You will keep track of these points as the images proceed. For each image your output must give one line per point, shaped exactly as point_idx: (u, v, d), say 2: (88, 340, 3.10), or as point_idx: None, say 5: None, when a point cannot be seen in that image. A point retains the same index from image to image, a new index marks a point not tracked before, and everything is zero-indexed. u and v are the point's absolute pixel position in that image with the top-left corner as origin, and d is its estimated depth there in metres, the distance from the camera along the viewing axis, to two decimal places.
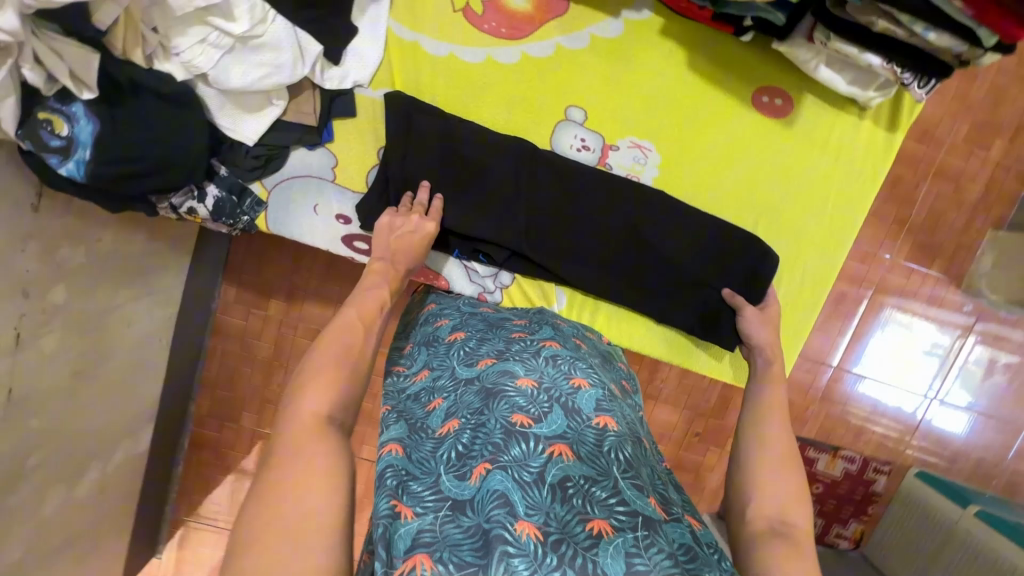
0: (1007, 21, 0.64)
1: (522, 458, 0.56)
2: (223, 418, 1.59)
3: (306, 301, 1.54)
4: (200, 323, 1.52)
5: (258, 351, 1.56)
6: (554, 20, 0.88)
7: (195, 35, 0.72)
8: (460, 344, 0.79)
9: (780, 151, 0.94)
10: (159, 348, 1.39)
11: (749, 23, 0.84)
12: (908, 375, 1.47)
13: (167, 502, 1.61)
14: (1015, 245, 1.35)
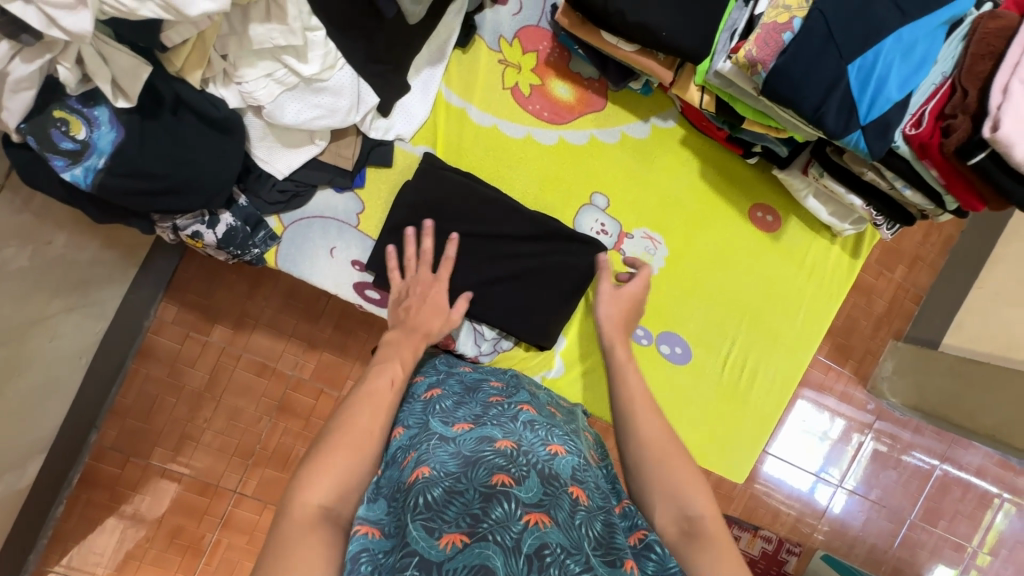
0: (967, 194, 0.78)
1: (503, 520, 0.51)
2: (129, 453, 1.34)
3: (256, 331, 1.39)
4: (129, 344, 1.32)
5: (188, 381, 1.37)
6: (592, 113, 0.96)
7: (262, 69, 0.70)
8: (434, 402, 0.72)
9: (768, 259, 1.06)
10: (78, 367, 1.18)
11: (757, 149, 0.97)
12: (818, 463, 1.62)
13: (30, 550, 1.27)
14: (909, 355, 1.58)
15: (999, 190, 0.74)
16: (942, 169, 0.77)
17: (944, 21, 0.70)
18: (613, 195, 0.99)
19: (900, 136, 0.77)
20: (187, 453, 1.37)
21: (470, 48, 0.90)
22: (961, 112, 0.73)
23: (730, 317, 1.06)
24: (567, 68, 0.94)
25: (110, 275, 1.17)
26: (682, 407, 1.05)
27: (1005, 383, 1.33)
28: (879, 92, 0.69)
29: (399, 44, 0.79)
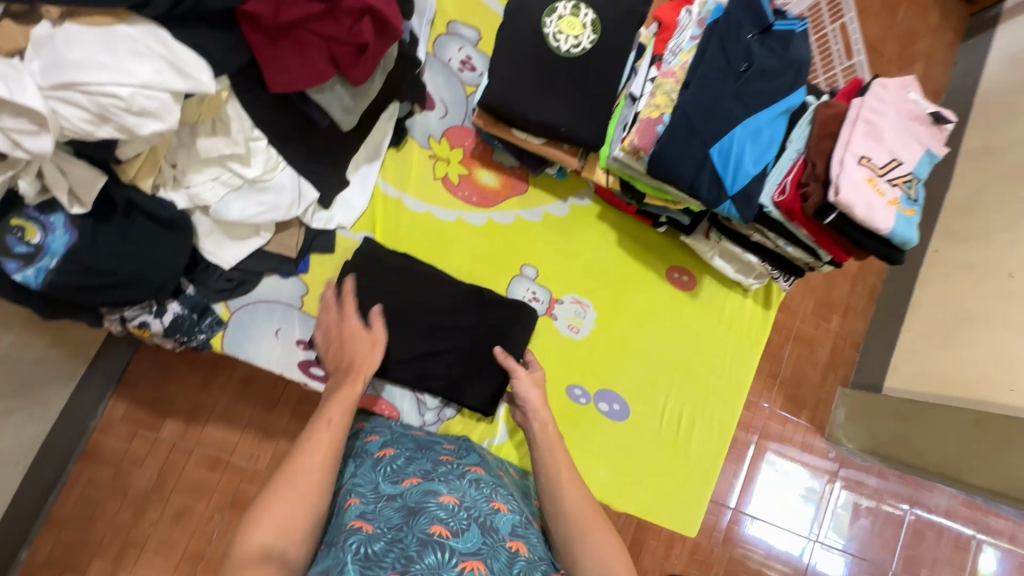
0: (835, 248, 0.91)
1: (435, 567, 0.54)
2: (66, 567, 1.26)
3: (209, 423, 1.37)
4: (73, 445, 1.29)
5: (134, 482, 1.32)
6: (516, 196, 1.08)
7: (208, 174, 0.79)
8: (385, 462, 0.75)
9: (690, 315, 1.16)
10: (14, 474, 1.15)
11: (663, 219, 1.10)
12: (794, 519, 1.63)
13: None
14: (858, 400, 1.67)
15: (854, 242, 0.87)
16: (808, 227, 0.90)
17: (783, 111, 0.86)
18: (541, 266, 1.09)
19: (770, 201, 0.90)
20: (129, 564, 1.29)
21: (403, 147, 1.03)
22: (812, 179, 0.87)
23: (665, 373, 1.14)
24: (491, 159, 1.07)
25: (57, 375, 1.17)
26: (629, 464, 1.09)
27: (942, 419, 1.42)
28: (738, 168, 0.83)
29: (336, 147, 0.90)
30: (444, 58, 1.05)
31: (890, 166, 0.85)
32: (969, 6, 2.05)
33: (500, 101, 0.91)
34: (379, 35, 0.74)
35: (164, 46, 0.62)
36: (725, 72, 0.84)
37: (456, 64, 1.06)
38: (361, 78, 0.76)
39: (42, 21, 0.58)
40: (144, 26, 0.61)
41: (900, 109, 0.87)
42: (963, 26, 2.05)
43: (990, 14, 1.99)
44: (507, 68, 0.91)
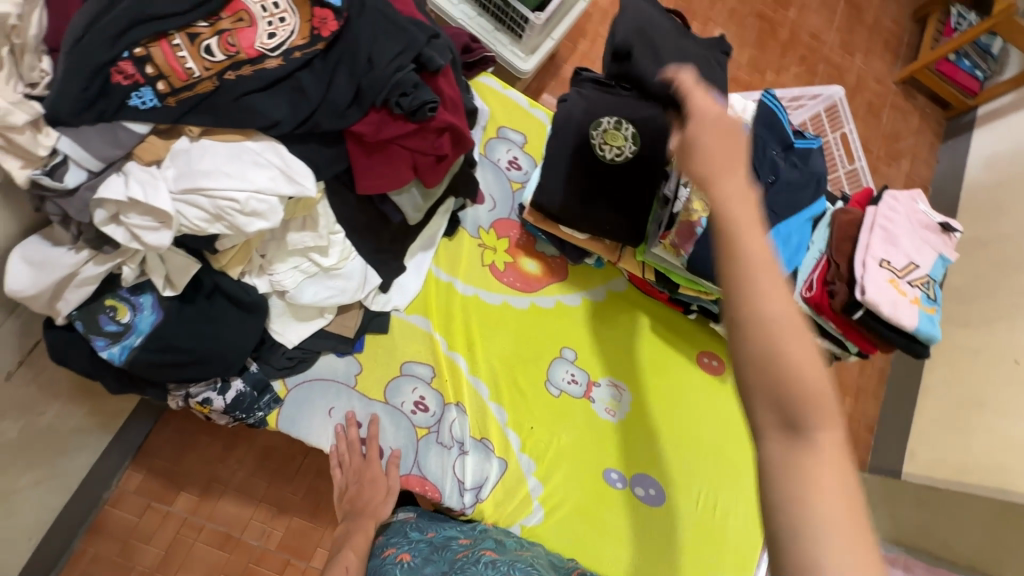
0: (862, 340, 0.97)
1: None
2: None
3: (224, 497, 1.35)
4: (83, 517, 1.26)
5: (140, 559, 1.28)
6: (558, 281, 1.16)
7: (291, 263, 0.86)
8: (400, 565, 0.76)
9: (721, 401, 1.19)
10: (25, 549, 1.12)
11: (694, 307, 1.17)
12: None
13: None
14: (876, 484, 1.68)
15: (882, 338, 0.93)
16: (837, 322, 0.96)
17: (808, 218, 0.95)
18: (579, 350, 1.14)
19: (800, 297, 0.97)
20: None
21: (454, 235, 1.12)
22: (838, 280, 0.95)
23: (690, 456, 1.14)
24: (534, 248, 1.16)
25: (86, 444, 1.17)
26: (664, 556, 1.06)
27: (957, 506, 1.42)
28: None
29: (400, 237, 0.98)
30: (493, 157, 1.17)
31: (908, 270, 0.93)
32: (943, 111, 2.27)
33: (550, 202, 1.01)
34: (453, 146, 0.84)
35: (279, 157, 0.71)
36: (754, 181, 0.93)
37: (504, 163, 1.18)
38: (435, 181, 0.85)
39: (182, 137, 0.68)
40: (263, 141, 0.70)
41: (912, 218, 0.96)
42: (939, 129, 2.26)
43: (963, 119, 2.19)
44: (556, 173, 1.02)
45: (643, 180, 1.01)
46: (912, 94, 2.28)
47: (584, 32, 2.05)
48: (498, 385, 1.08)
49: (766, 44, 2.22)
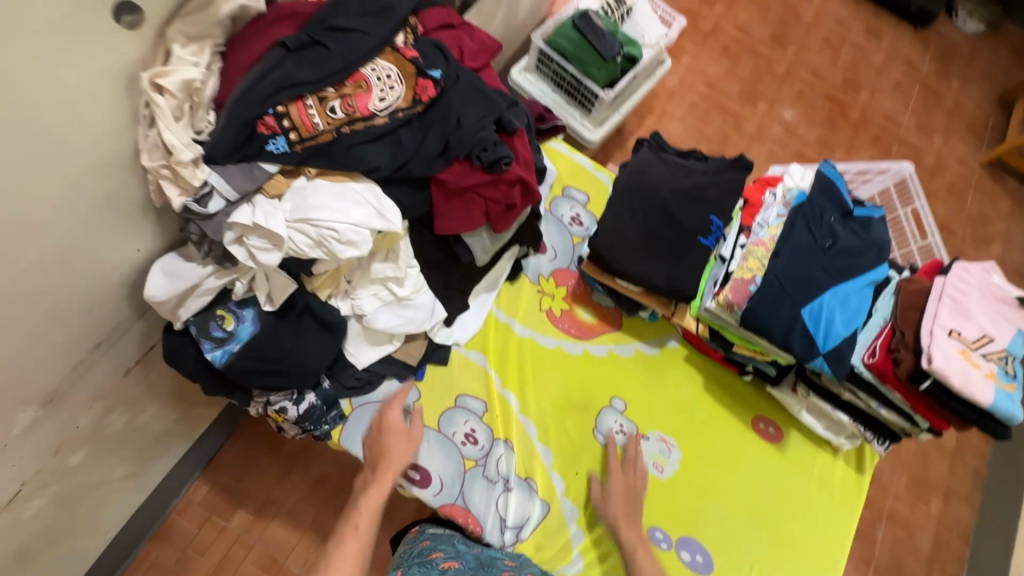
0: (932, 414, 0.92)
1: None
2: None
3: (276, 519, 1.42)
4: (153, 519, 1.36)
5: (194, 568, 1.36)
6: (611, 331, 1.20)
7: (371, 290, 0.97)
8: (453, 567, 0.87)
9: (777, 471, 1.14)
10: (103, 539, 1.23)
11: (749, 368, 1.15)
12: None
13: None
14: None
15: (953, 413, 0.89)
16: (903, 393, 0.92)
17: (868, 282, 0.95)
18: (630, 402, 1.15)
19: (861, 362, 0.95)
20: None
21: (516, 281, 1.20)
22: (902, 346, 0.92)
23: (740, 524, 1.10)
24: (590, 299, 1.21)
25: (170, 448, 1.30)
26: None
27: None
28: (829, 329, 0.90)
29: (466, 278, 1.08)
30: (557, 213, 1.27)
31: (981, 341, 0.89)
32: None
33: (613, 241, 1.03)
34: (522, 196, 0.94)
35: (376, 198, 0.83)
36: (809, 241, 0.96)
37: (566, 219, 1.27)
38: (503, 227, 0.95)
39: (301, 177, 0.83)
40: (365, 184, 0.83)
41: (984, 289, 0.94)
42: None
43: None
44: (623, 213, 1.05)
45: (704, 228, 1.04)
46: (1000, 176, 2.23)
47: (651, 109, 2.20)
48: (548, 428, 1.11)
49: (836, 122, 2.26)
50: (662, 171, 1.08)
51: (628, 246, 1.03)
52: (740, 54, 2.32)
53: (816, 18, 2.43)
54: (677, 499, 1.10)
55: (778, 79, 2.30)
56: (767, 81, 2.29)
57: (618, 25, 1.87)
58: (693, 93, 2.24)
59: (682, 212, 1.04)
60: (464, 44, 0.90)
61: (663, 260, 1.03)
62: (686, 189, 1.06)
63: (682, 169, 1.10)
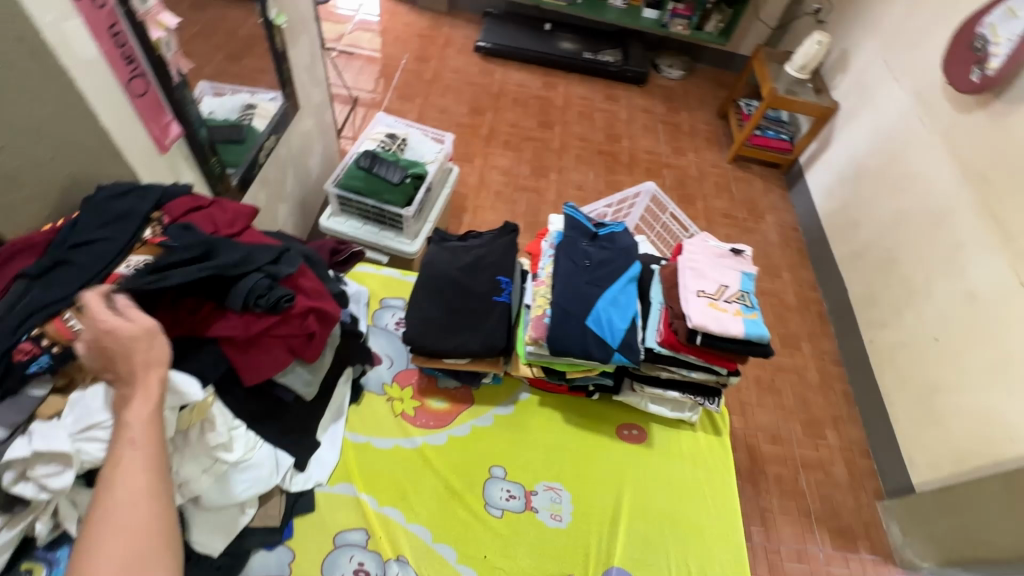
0: (720, 359, 1.11)
1: None
2: None
3: None
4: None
5: None
6: (467, 406, 1.27)
7: (197, 466, 0.89)
8: None
9: (656, 466, 1.24)
10: None
11: (592, 388, 1.28)
12: None
13: None
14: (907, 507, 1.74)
15: (729, 351, 1.07)
16: (693, 352, 1.10)
17: (628, 280, 1.15)
18: (508, 465, 1.20)
19: (655, 342, 1.12)
20: None
21: (361, 400, 1.24)
22: (674, 318, 1.11)
23: (646, 530, 1.15)
24: (436, 386, 1.29)
25: None
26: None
27: (978, 497, 1.52)
28: (612, 328, 1.07)
29: (305, 416, 1.09)
30: (382, 324, 1.37)
31: (721, 291, 1.11)
32: (778, 170, 2.83)
33: (424, 328, 1.15)
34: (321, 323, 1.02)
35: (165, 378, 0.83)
36: (572, 267, 1.15)
37: (392, 326, 1.37)
38: (314, 355, 1.01)
39: (79, 389, 0.82)
40: None
41: (709, 253, 1.18)
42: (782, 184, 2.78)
43: (794, 169, 2.76)
44: (425, 301, 1.18)
45: (495, 288, 1.20)
46: (746, 165, 2.83)
47: (465, 208, 2.45)
48: (440, 525, 1.10)
49: (614, 169, 2.71)
50: (445, 258, 1.25)
51: (438, 326, 1.15)
52: (520, 143, 2.73)
53: (566, 101, 3.00)
54: (583, 535, 1.13)
55: (557, 152, 2.73)
56: (549, 156, 2.71)
57: (399, 155, 2.12)
58: (495, 184, 2.55)
59: (473, 283, 1.20)
60: (217, 218, 0.99)
61: (470, 328, 1.16)
62: (469, 264, 1.23)
63: (462, 250, 1.28)
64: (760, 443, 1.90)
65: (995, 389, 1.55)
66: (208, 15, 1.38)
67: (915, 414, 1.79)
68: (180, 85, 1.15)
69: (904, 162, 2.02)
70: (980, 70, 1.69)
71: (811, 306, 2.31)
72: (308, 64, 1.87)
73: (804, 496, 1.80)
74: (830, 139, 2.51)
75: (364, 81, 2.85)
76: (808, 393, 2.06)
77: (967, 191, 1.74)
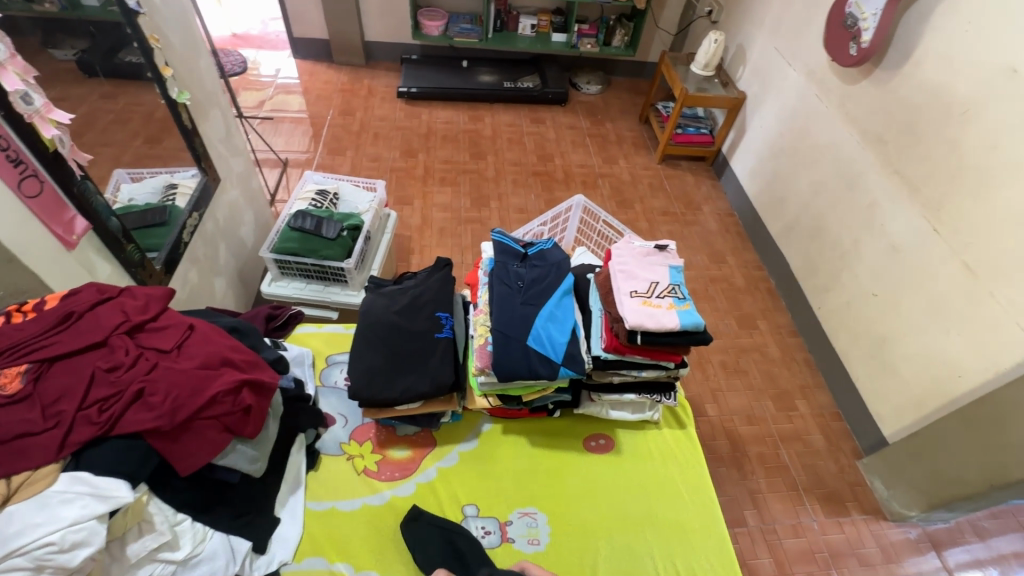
0: (664, 354, 1.13)
1: None
2: None
3: None
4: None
5: None
6: (430, 449, 1.24)
7: (142, 574, 0.87)
8: None
9: (628, 471, 1.24)
10: None
11: (552, 405, 1.27)
12: None
13: None
14: (881, 461, 1.79)
15: (670, 345, 1.10)
16: (638, 351, 1.12)
17: (563, 293, 1.17)
18: (478, 501, 1.17)
19: (600, 349, 1.13)
20: None
21: (319, 465, 1.19)
22: (613, 322, 1.12)
23: (628, 537, 1.14)
24: (397, 436, 1.25)
25: None
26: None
27: (941, 443, 1.58)
28: (553, 343, 1.08)
29: (259, 494, 1.04)
30: (331, 382, 1.33)
31: (652, 288, 1.14)
32: (705, 162, 2.97)
33: (369, 379, 1.12)
34: (258, 394, 0.99)
35: (86, 483, 0.79)
36: (506, 290, 1.16)
37: (342, 382, 1.34)
38: (255, 430, 0.97)
39: None
40: (64, 477, 0.78)
41: (635, 253, 1.22)
42: (711, 175, 2.91)
43: (719, 159, 2.89)
44: (367, 351, 1.16)
45: (435, 325, 1.20)
46: (674, 163, 2.95)
47: (412, 250, 2.43)
48: None
49: (552, 187, 2.77)
50: (381, 303, 1.24)
51: (384, 374, 1.13)
52: (457, 178, 2.76)
53: (495, 130, 3.07)
54: (565, 558, 1.10)
55: (493, 180, 2.78)
56: (487, 186, 2.74)
57: (332, 210, 2.09)
58: (438, 221, 2.55)
59: (413, 324, 1.19)
60: (127, 306, 0.95)
61: (415, 369, 1.14)
62: (406, 305, 1.22)
63: (398, 294, 1.27)
64: (737, 426, 1.92)
65: (934, 331, 1.63)
66: (119, 105, 1.42)
67: (871, 368, 1.86)
68: (81, 180, 1.12)
69: (812, 137, 2.15)
70: (855, 44, 1.84)
71: (759, 284, 2.39)
72: (225, 135, 1.85)
73: (789, 469, 1.83)
74: (744, 125, 2.65)
75: (291, 143, 2.84)
76: (773, 368, 2.11)
77: (870, 154, 1.86)
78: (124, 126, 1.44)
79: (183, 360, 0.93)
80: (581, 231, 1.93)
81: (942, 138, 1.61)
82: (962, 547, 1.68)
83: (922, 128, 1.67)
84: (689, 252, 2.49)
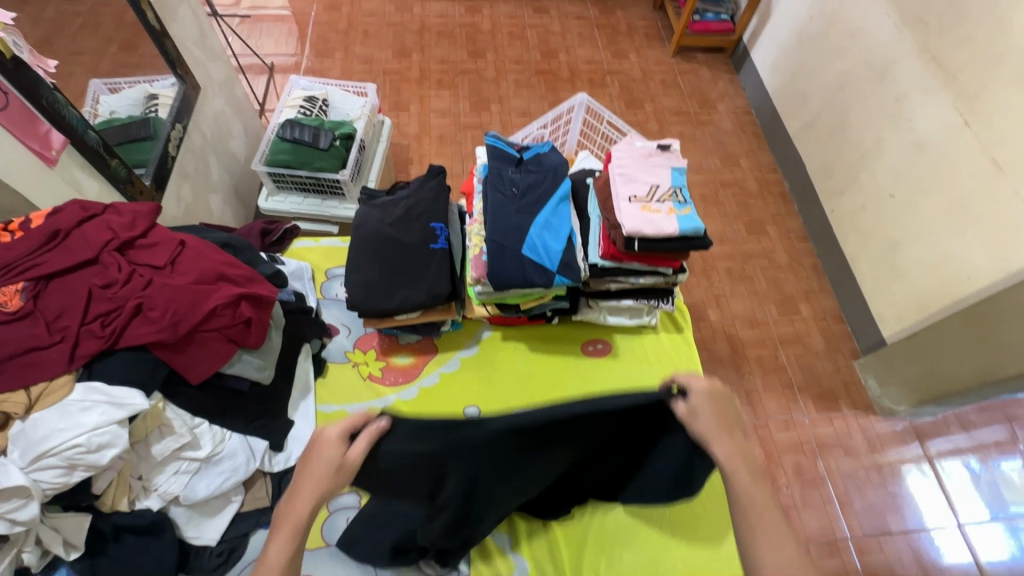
0: (663, 260, 1.12)
1: None
2: None
3: None
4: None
5: None
6: (432, 356, 1.29)
7: (169, 470, 0.94)
8: None
9: (624, 371, 1.28)
10: None
11: (551, 313, 1.29)
12: (930, 512, 1.65)
13: None
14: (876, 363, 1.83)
15: (669, 250, 1.07)
16: (636, 258, 1.10)
17: (560, 200, 1.13)
18: (478, 400, 1.22)
19: (598, 257, 1.12)
20: None
21: (326, 372, 1.25)
22: (611, 228, 1.09)
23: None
24: (400, 344, 1.29)
25: None
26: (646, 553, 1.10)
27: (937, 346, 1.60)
28: (548, 251, 1.06)
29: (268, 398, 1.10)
30: (332, 295, 1.35)
31: (653, 192, 1.09)
32: (723, 54, 2.72)
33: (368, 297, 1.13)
34: (257, 307, 1.00)
35: (102, 393, 0.82)
36: (501, 198, 1.12)
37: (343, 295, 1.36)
38: (258, 340, 1.00)
39: (13, 422, 0.79)
40: (79, 389, 0.82)
41: (636, 155, 1.15)
42: (729, 68, 2.68)
43: (739, 50, 2.65)
44: (362, 265, 1.15)
45: (430, 236, 1.18)
46: (689, 56, 2.71)
47: (411, 159, 2.34)
48: None
49: (556, 87, 2.59)
50: (374, 215, 1.21)
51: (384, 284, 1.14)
52: (454, 80, 2.58)
53: (494, 24, 2.81)
54: None
55: (494, 81, 2.59)
56: (487, 87, 2.56)
57: (322, 118, 1.99)
58: (438, 127, 2.43)
59: (407, 235, 1.17)
60: (113, 222, 0.95)
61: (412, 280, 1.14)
62: (399, 217, 1.19)
63: (391, 205, 1.24)
64: (738, 330, 1.95)
65: (949, 233, 1.58)
66: (87, 6, 1.31)
67: (880, 272, 1.84)
68: (49, 89, 1.05)
69: (844, 20, 1.93)
70: None
71: (772, 188, 2.30)
72: (199, 36, 1.71)
73: (786, 370, 1.88)
74: (770, 9, 2.39)
75: (275, 45, 2.64)
76: (779, 273, 2.09)
77: (908, 37, 1.68)
78: (95, 31, 1.34)
79: (177, 276, 0.94)
80: (584, 134, 1.83)
81: (992, 14, 1.43)
82: (945, 438, 1.76)
83: (969, 3, 1.49)
84: (700, 155, 2.37)
